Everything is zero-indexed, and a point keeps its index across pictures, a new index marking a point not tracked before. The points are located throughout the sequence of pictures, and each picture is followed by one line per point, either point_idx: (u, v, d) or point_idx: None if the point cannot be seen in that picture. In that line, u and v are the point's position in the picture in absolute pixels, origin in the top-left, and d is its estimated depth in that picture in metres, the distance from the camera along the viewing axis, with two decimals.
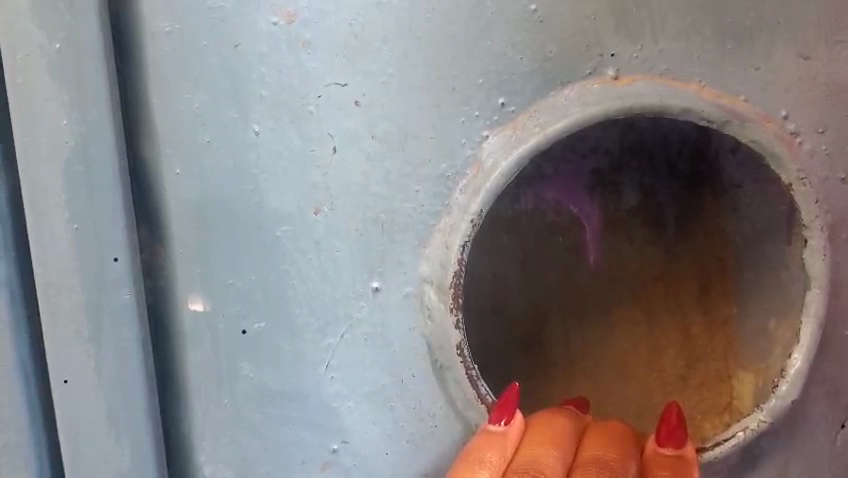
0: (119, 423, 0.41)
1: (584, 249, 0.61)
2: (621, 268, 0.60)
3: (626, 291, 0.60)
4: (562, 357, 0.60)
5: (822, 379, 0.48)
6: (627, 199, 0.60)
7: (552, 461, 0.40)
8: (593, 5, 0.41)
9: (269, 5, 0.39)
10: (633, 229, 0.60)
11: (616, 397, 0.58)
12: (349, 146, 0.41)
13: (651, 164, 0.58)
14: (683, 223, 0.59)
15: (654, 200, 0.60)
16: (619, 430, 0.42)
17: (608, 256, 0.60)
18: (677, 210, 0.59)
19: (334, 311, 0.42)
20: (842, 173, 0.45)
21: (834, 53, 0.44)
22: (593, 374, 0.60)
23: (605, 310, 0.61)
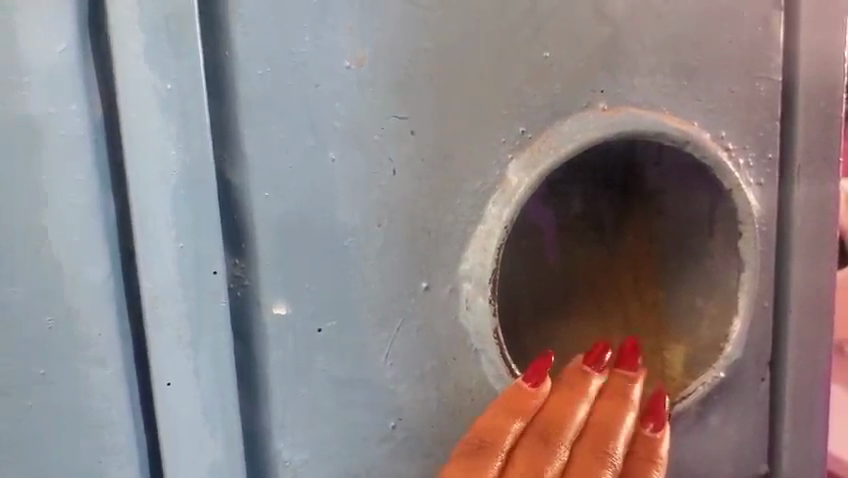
0: (214, 418, 0.47)
1: (545, 251, 0.71)
2: (574, 264, 0.72)
3: (579, 284, 0.71)
4: (532, 341, 0.70)
5: (752, 343, 0.61)
6: (575, 208, 0.72)
7: (570, 424, 0.49)
8: (588, 52, 0.52)
9: (344, 52, 0.46)
10: (582, 231, 0.72)
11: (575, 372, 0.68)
12: (406, 168, 0.49)
13: (590, 180, 0.71)
14: (620, 223, 0.70)
15: (596, 211, 0.71)
16: (627, 400, 0.51)
17: (564, 254, 0.72)
18: (615, 214, 0.70)
19: (391, 308, 0.50)
20: (761, 179, 0.59)
21: (751, 88, 0.58)
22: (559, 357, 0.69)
23: (565, 300, 0.71)
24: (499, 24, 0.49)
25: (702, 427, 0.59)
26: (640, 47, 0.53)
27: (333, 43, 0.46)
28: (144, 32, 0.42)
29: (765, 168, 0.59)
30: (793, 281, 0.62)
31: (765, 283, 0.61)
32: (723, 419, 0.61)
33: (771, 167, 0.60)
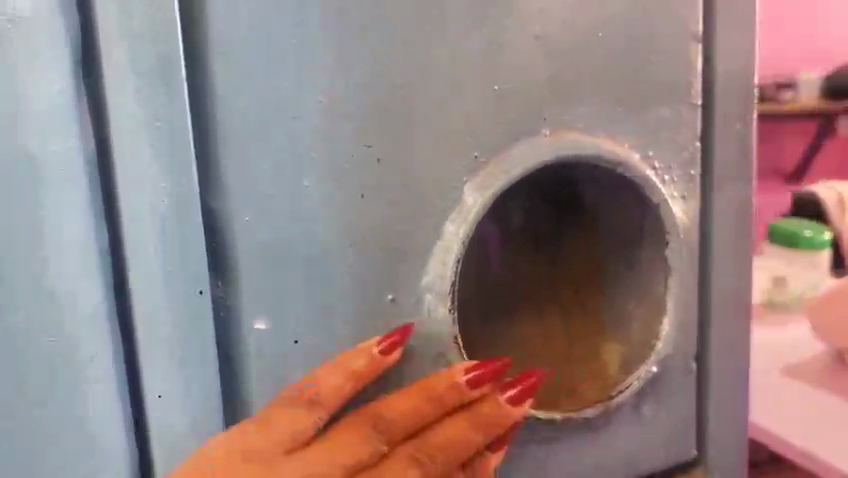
0: (201, 425, 0.51)
1: (489, 262, 0.78)
2: (517, 273, 0.77)
3: (521, 291, 0.77)
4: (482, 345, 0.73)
5: (680, 339, 0.67)
6: (515, 223, 0.78)
7: (402, 420, 0.48)
8: (532, 84, 0.58)
9: (317, 89, 0.51)
10: (523, 243, 0.78)
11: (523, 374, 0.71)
12: (373, 191, 0.53)
13: (529, 199, 0.77)
14: (557, 234, 0.76)
15: (534, 222, 0.78)
16: (474, 425, 0.50)
17: (507, 265, 0.78)
18: (552, 226, 0.77)
19: (361, 319, 0.54)
20: (684, 193, 0.66)
21: (675, 113, 0.64)
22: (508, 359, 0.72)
23: (509, 308, 0.76)
24: (454, 62, 0.55)
25: (638, 416, 0.66)
26: (577, 79, 0.60)
27: (307, 81, 0.51)
28: (135, 74, 0.46)
29: (688, 183, 0.66)
30: (716, 284, 0.69)
31: (690, 286, 0.67)
32: (655, 408, 0.67)
33: (693, 182, 0.66)
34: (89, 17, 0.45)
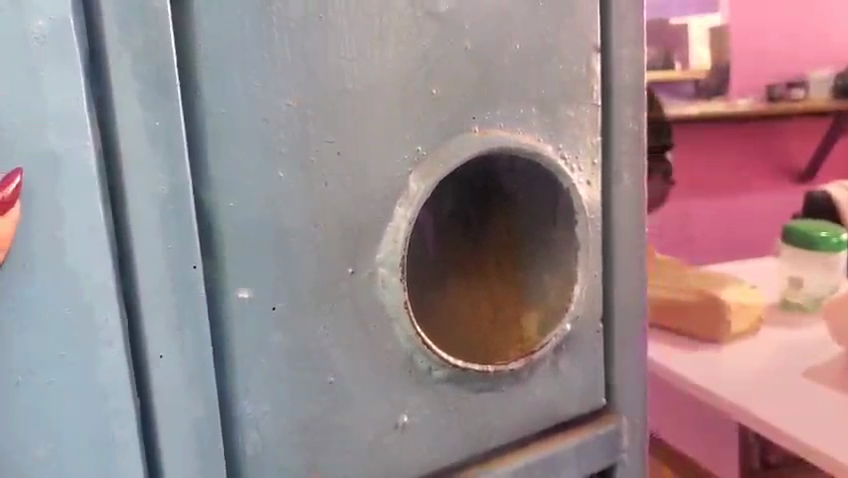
0: (195, 381, 0.60)
1: (428, 245, 0.89)
2: (451, 253, 0.88)
3: (455, 269, 0.87)
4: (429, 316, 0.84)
5: (591, 304, 0.79)
6: (447, 208, 0.88)
7: None
8: (463, 89, 0.69)
9: (287, 94, 0.61)
10: (455, 227, 0.89)
11: (463, 339, 0.82)
12: (334, 180, 0.63)
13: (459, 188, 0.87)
14: (482, 217, 0.87)
15: (461, 209, 0.88)
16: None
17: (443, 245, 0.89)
18: (477, 212, 0.87)
19: (327, 289, 0.64)
20: (589, 179, 0.78)
21: (581, 112, 0.76)
22: (449, 327, 0.83)
23: (446, 283, 0.87)
24: (398, 71, 0.65)
25: (558, 370, 0.77)
26: (499, 84, 0.71)
27: (278, 87, 0.60)
28: (137, 83, 0.55)
29: (592, 171, 0.78)
30: (620, 255, 0.81)
31: (596, 257, 0.79)
32: (570, 362, 0.78)
33: (595, 170, 0.78)
34: (95, 36, 0.54)
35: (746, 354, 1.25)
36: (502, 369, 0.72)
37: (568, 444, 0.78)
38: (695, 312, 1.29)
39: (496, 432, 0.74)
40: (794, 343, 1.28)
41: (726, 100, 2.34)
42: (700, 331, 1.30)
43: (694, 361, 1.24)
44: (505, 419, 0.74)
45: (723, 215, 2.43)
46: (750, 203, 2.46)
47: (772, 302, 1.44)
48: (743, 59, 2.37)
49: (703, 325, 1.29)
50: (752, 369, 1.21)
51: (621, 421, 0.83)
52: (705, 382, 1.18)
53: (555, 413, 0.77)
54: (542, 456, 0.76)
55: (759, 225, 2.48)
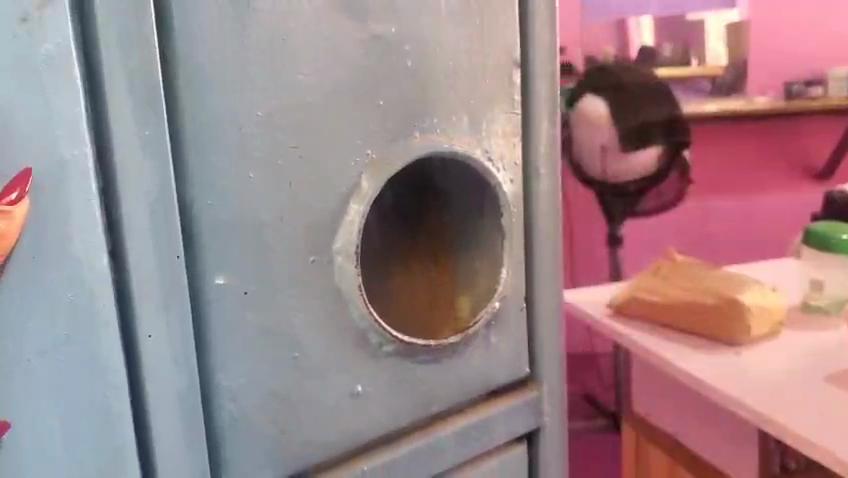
0: (180, 356, 0.68)
1: (373, 238, 0.97)
2: (393, 244, 0.98)
3: (396, 258, 0.97)
4: (384, 301, 0.93)
5: (517, 286, 0.91)
6: (388, 203, 0.97)
7: None
8: (406, 99, 0.79)
9: (256, 105, 0.70)
10: (396, 220, 0.98)
11: (413, 320, 0.92)
12: (297, 180, 0.73)
13: (397, 186, 0.97)
14: (418, 211, 0.98)
15: (399, 204, 0.97)
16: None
17: (385, 238, 0.98)
18: (414, 205, 0.97)
19: (291, 275, 0.74)
20: (512, 176, 0.89)
21: (506, 118, 0.88)
22: (401, 309, 0.93)
23: (390, 271, 0.96)
24: (352, 85, 0.76)
25: (489, 344, 0.88)
26: (437, 95, 0.82)
27: (249, 100, 0.70)
28: (130, 98, 0.64)
29: (515, 169, 0.89)
30: (541, 243, 0.92)
31: (520, 245, 0.91)
32: (500, 337, 0.89)
33: (517, 169, 0.89)
34: (94, 59, 0.63)
35: (763, 359, 1.10)
36: (443, 342, 0.83)
37: (496, 408, 0.90)
38: (715, 320, 1.15)
39: (436, 399, 0.85)
40: (815, 348, 1.13)
41: (745, 97, 2.51)
42: (716, 332, 1.15)
43: (704, 363, 1.10)
44: (444, 387, 0.85)
45: (744, 214, 2.61)
46: (769, 200, 2.62)
47: (792, 306, 1.30)
48: (768, 66, 2.54)
49: (716, 326, 1.15)
50: (756, 373, 1.06)
51: (541, 389, 0.95)
52: (720, 384, 1.04)
53: (486, 382, 0.89)
54: (474, 418, 0.88)
55: (776, 233, 2.64)
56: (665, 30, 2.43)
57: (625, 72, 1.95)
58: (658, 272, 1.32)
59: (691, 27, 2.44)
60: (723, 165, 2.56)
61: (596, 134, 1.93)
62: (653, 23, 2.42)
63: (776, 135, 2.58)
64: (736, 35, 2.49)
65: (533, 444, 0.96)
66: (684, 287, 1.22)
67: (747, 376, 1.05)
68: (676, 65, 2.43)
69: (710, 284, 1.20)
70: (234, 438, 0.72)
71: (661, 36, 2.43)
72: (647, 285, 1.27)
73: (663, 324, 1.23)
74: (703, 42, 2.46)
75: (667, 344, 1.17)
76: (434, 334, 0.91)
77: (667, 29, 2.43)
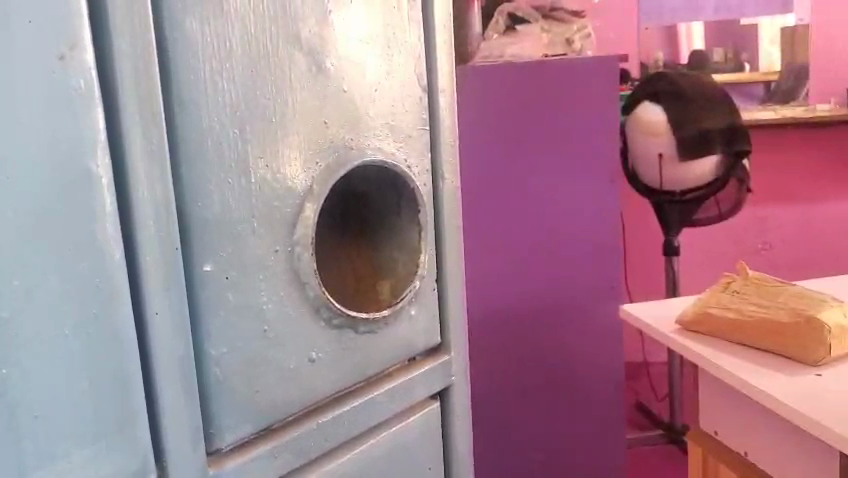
0: (178, 330, 0.83)
1: (321, 242, 1.15)
2: (333, 246, 1.17)
3: (338, 255, 1.17)
4: (338, 290, 1.14)
5: (431, 269, 1.11)
6: (327, 213, 1.16)
7: None
8: (346, 118, 0.98)
9: (232, 124, 0.87)
10: (335, 225, 1.17)
11: (358, 301, 1.13)
12: (265, 185, 0.90)
13: (334, 196, 1.15)
14: (349, 215, 1.18)
15: (336, 209, 1.16)
16: None
17: (328, 242, 1.16)
18: (345, 211, 1.17)
19: (261, 263, 0.91)
20: (426, 180, 1.10)
21: (418, 133, 1.08)
22: (348, 295, 1.13)
23: (334, 266, 1.16)
24: (303, 108, 0.94)
25: (411, 317, 1.08)
26: (367, 114, 1.01)
27: (227, 120, 0.87)
28: (139, 119, 0.79)
29: (426, 175, 1.10)
30: (448, 234, 1.14)
31: (432, 236, 1.12)
32: (418, 312, 1.10)
33: (428, 174, 1.10)
34: (111, 87, 0.77)
35: (831, 380, 1.33)
36: (378, 315, 1.03)
37: (418, 369, 1.11)
38: (790, 334, 1.41)
39: (372, 363, 1.04)
40: None
41: (803, 102, 3.41)
42: (791, 350, 1.41)
43: (767, 377, 1.36)
44: (379, 352, 1.05)
45: (799, 222, 3.56)
46: (837, 207, 3.55)
47: None
48: (826, 81, 3.44)
49: (796, 345, 1.40)
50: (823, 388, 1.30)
51: (451, 354, 1.15)
52: (782, 396, 1.27)
53: (410, 348, 1.09)
54: (402, 378, 1.08)
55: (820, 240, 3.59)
56: (715, 36, 3.33)
57: (683, 80, 2.46)
58: (730, 287, 1.64)
59: (741, 32, 3.33)
60: (794, 165, 3.48)
61: (651, 146, 2.46)
62: (704, 30, 3.32)
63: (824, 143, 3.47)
64: (788, 39, 3.36)
65: (445, 400, 1.16)
66: (758, 304, 1.52)
67: (822, 390, 1.29)
68: (732, 72, 3.35)
69: (788, 303, 1.48)
70: (219, 398, 0.88)
71: (710, 41, 3.32)
72: (712, 304, 1.57)
73: (738, 341, 1.50)
74: (756, 53, 3.34)
75: (741, 356, 1.45)
76: (371, 309, 1.11)
77: (717, 34, 3.33)
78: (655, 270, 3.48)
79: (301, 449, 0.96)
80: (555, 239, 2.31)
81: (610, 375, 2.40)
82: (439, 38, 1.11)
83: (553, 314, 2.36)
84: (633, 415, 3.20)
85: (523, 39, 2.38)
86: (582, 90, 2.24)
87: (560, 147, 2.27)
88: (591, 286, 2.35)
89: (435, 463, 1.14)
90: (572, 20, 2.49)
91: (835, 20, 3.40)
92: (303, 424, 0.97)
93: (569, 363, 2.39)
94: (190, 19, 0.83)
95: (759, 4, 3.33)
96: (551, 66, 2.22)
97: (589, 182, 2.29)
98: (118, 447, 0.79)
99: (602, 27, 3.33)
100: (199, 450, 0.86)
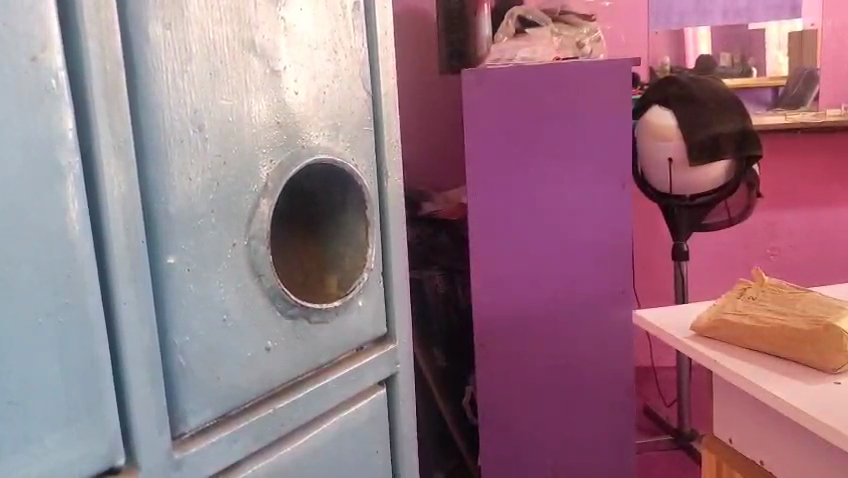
0: (144, 319, 0.87)
1: (277, 239, 1.25)
2: (286, 245, 1.26)
3: (292, 252, 1.26)
4: (290, 281, 1.22)
5: (377, 263, 1.18)
6: (282, 212, 1.26)
7: None
8: (297, 119, 1.04)
9: (192, 124, 0.92)
10: (289, 226, 1.27)
11: (307, 290, 1.20)
12: (223, 182, 0.96)
13: (288, 198, 1.25)
14: (301, 217, 1.28)
15: (289, 210, 1.26)
16: None
17: (282, 240, 1.26)
18: (298, 212, 1.27)
19: (220, 256, 0.96)
20: (371, 179, 1.17)
21: (362, 134, 1.15)
22: (299, 286, 1.21)
23: (287, 261, 1.24)
24: (257, 108, 0.99)
25: (358, 307, 1.15)
26: (316, 115, 1.07)
27: (187, 120, 0.91)
28: (108, 117, 0.83)
29: (370, 174, 1.17)
30: (392, 230, 1.21)
31: (379, 233, 1.19)
32: (364, 303, 1.16)
33: (372, 172, 1.17)
34: (81, 86, 0.81)
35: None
36: (330, 306, 1.10)
37: (365, 358, 1.17)
38: (807, 340, 1.32)
39: (323, 352, 1.10)
40: None
41: (813, 106, 3.39)
42: (808, 356, 1.32)
43: (787, 386, 1.26)
44: (331, 342, 1.11)
45: (814, 227, 3.53)
46: (841, 212, 3.53)
47: None
48: (837, 85, 3.42)
49: (814, 351, 1.31)
50: (840, 395, 1.21)
51: (396, 343, 1.23)
52: (803, 405, 1.18)
53: (357, 338, 1.15)
54: (351, 366, 1.14)
55: (827, 245, 3.56)
56: (724, 39, 3.32)
57: (694, 84, 2.55)
58: (745, 292, 1.59)
59: (750, 35, 3.32)
60: (804, 169, 3.47)
61: (663, 151, 2.53)
62: (711, 34, 3.30)
63: (836, 148, 3.46)
64: (797, 43, 3.35)
65: (390, 387, 1.23)
66: (774, 310, 1.45)
67: (843, 397, 1.20)
68: (739, 76, 3.35)
69: (807, 310, 1.41)
70: (182, 384, 0.92)
71: (717, 45, 3.31)
72: (728, 311, 1.50)
73: (749, 349, 1.42)
74: (765, 57, 3.34)
75: (757, 364, 1.36)
76: (318, 296, 1.19)
77: (727, 38, 3.32)
78: (662, 279, 3.51)
79: (259, 433, 1.01)
80: (566, 241, 2.37)
81: (615, 381, 2.45)
82: (379, 44, 1.18)
83: (564, 316, 2.41)
84: (645, 424, 3.24)
85: (535, 42, 2.45)
86: (593, 93, 2.30)
87: (571, 147, 2.33)
88: (600, 288, 2.40)
89: (382, 446, 1.21)
90: (583, 23, 2.57)
91: (841, 23, 3.37)
92: (261, 409, 1.02)
93: (580, 365, 2.44)
94: (153, 26, 0.87)
95: (769, 8, 3.33)
96: (562, 69, 2.29)
97: (598, 185, 2.35)
98: (90, 431, 0.83)
99: (612, 29, 3.32)
100: (165, 434, 0.90)
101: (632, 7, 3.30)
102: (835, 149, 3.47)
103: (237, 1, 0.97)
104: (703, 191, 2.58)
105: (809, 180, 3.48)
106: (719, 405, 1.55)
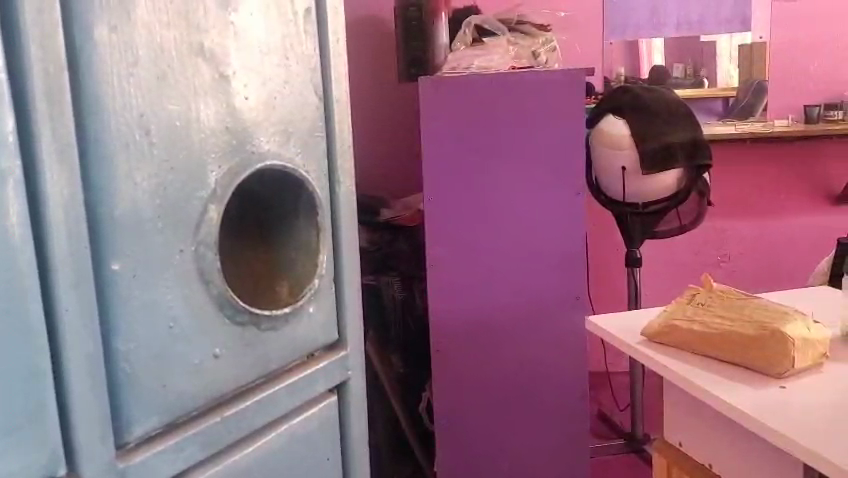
0: (88, 325, 0.86)
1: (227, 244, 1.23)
2: (236, 249, 1.24)
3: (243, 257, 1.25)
4: (241, 286, 1.20)
5: (326, 270, 1.18)
6: (232, 217, 1.24)
7: None
8: (247, 124, 1.03)
9: (138, 128, 0.90)
10: (239, 230, 1.26)
11: (259, 297, 1.19)
12: (170, 186, 0.94)
13: (239, 203, 1.24)
14: (252, 221, 1.26)
15: (239, 214, 1.25)
16: None
17: (233, 245, 1.24)
18: (248, 217, 1.26)
19: (167, 261, 0.94)
20: (322, 185, 1.16)
21: (313, 139, 1.14)
22: (251, 292, 1.20)
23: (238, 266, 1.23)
24: (205, 112, 0.98)
25: (309, 314, 1.15)
26: (266, 120, 1.06)
27: (133, 123, 0.90)
28: (50, 119, 0.81)
29: (322, 181, 1.16)
30: (344, 236, 1.21)
31: (330, 239, 1.19)
32: (315, 309, 1.16)
33: (324, 178, 1.16)
34: (22, 87, 0.79)
35: (793, 390, 1.27)
36: (279, 312, 1.09)
37: (316, 365, 1.16)
38: (752, 345, 1.35)
39: (273, 360, 1.09)
40: None
41: (761, 118, 3.47)
42: (753, 360, 1.35)
43: (733, 390, 1.28)
44: (281, 349, 1.10)
45: (765, 235, 3.61)
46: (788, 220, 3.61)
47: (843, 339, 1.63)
48: (785, 96, 3.50)
49: (759, 356, 1.34)
50: (784, 400, 1.23)
51: (346, 349, 1.22)
52: (748, 409, 1.21)
53: (307, 345, 1.15)
54: (302, 374, 1.14)
55: (775, 252, 3.63)
56: (676, 50, 3.38)
57: (646, 94, 2.59)
58: (694, 298, 1.61)
59: (701, 47, 3.39)
60: (752, 178, 3.54)
61: (615, 159, 2.56)
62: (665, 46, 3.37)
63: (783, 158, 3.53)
64: (746, 54, 3.42)
65: (342, 394, 1.23)
66: (721, 316, 1.48)
67: (786, 401, 1.23)
68: (692, 88, 3.41)
69: (753, 315, 1.44)
70: (126, 391, 0.91)
71: (669, 57, 3.38)
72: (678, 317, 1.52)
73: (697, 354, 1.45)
74: (715, 69, 3.41)
75: (704, 369, 1.38)
76: (271, 304, 1.18)
77: (678, 49, 3.38)
78: (615, 285, 3.56)
79: (207, 441, 0.99)
80: (520, 248, 2.39)
81: (567, 387, 2.47)
82: (331, 50, 1.17)
83: (518, 322, 2.43)
84: (597, 428, 3.28)
85: (491, 51, 2.47)
86: (546, 102, 2.32)
87: (524, 154, 2.35)
88: (553, 295, 2.42)
89: (333, 454, 1.20)
90: (539, 33, 2.59)
91: (788, 38, 3.45)
92: (209, 418, 1.00)
93: (535, 371, 2.45)
94: (99, 28, 0.86)
95: (719, 21, 3.40)
96: (515, 77, 2.30)
97: (550, 193, 2.38)
98: (30, 440, 0.81)
99: (569, 40, 3.36)
100: (109, 443, 0.88)
101: (588, 18, 3.35)
102: (782, 159, 3.55)
103: (186, 6, 0.96)
104: (654, 199, 2.62)
105: (757, 189, 3.56)
106: (668, 409, 1.57)
